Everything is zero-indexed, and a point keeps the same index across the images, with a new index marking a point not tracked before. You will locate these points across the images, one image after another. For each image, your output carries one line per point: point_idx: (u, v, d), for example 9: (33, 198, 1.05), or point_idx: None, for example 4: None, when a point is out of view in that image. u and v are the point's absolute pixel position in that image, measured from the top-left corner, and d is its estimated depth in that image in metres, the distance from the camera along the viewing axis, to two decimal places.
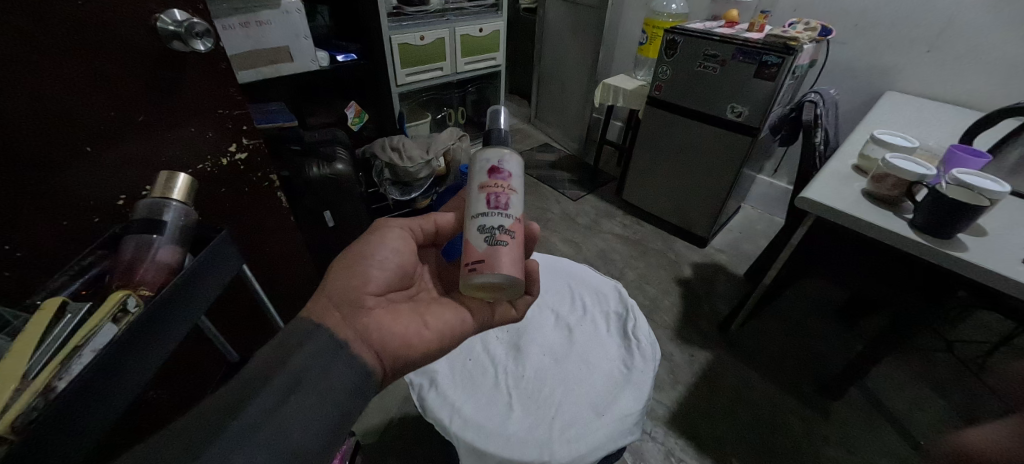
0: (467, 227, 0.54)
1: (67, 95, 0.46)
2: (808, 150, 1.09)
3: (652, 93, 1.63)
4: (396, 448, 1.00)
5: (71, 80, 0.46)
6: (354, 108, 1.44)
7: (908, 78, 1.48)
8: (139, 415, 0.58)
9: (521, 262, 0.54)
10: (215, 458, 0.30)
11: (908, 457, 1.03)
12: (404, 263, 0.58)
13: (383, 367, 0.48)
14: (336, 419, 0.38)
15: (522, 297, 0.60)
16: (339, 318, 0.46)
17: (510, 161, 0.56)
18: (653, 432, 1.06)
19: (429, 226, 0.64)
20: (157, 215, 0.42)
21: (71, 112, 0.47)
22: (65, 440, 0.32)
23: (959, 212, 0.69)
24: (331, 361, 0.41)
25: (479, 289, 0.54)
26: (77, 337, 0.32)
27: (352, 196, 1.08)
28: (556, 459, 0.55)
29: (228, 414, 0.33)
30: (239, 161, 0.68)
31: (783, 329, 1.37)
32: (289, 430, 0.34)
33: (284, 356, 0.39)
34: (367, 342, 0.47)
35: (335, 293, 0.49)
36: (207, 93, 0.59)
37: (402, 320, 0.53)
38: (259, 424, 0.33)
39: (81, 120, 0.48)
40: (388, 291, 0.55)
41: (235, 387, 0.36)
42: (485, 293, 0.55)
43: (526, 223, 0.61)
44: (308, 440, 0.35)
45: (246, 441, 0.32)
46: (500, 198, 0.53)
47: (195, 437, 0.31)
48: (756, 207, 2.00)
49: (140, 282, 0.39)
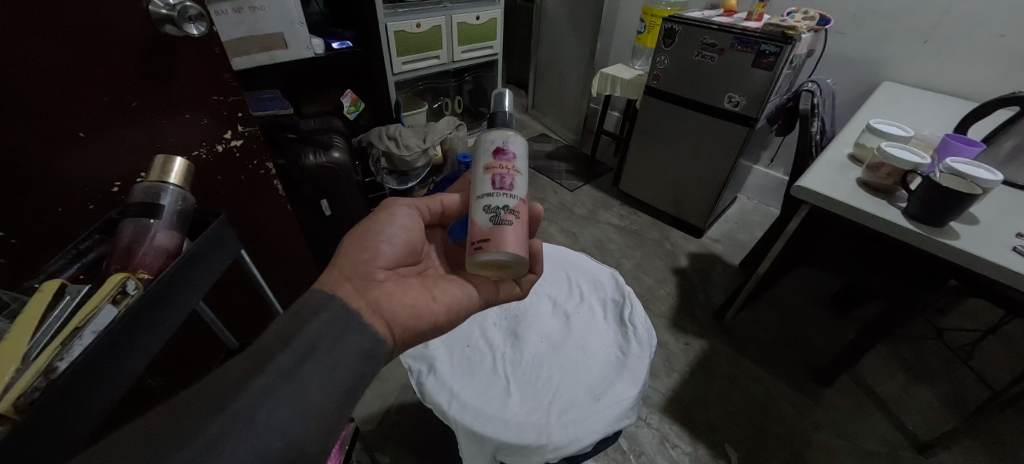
0: (473, 207, 0.54)
1: (58, 80, 0.45)
2: (805, 139, 1.09)
3: (650, 83, 1.63)
4: (396, 434, 1.01)
5: (61, 64, 0.45)
6: (350, 96, 1.43)
7: (905, 69, 1.49)
8: (135, 400, 0.59)
9: (526, 241, 0.54)
10: (239, 415, 0.31)
11: (897, 442, 1.05)
12: (411, 239, 0.58)
13: (394, 338, 0.48)
14: (352, 383, 0.39)
15: (527, 276, 0.62)
16: (351, 289, 0.46)
17: (514, 143, 0.56)
18: (649, 418, 1.08)
19: (436, 206, 0.66)
20: (154, 199, 0.42)
21: (61, 97, 0.46)
22: (68, 420, 0.32)
23: (950, 200, 0.70)
24: (347, 328, 0.41)
25: (486, 265, 0.54)
26: (76, 319, 0.32)
27: (350, 185, 1.07)
28: (553, 442, 0.56)
29: (247, 377, 0.33)
30: (235, 148, 0.67)
31: (777, 318, 1.38)
32: (307, 392, 0.35)
33: (300, 323, 0.39)
34: (378, 313, 0.47)
35: (345, 266, 0.50)
36: (203, 79, 0.58)
37: (411, 292, 0.53)
38: (277, 385, 0.33)
39: (72, 105, 0.47)
40: (397, 266, 0.56)
41: (255, 351, 0.36)
42: (490, 270, 0.55)
43: (531, 203, 0.61)
44: (326, 400, 0.36)
45: (268, 398, 0.32)
46: (505, 179, 0.53)
47: (211, 401, 0.31)
48: (752, 198, 2.01)
49: (139, 265, 0.39)
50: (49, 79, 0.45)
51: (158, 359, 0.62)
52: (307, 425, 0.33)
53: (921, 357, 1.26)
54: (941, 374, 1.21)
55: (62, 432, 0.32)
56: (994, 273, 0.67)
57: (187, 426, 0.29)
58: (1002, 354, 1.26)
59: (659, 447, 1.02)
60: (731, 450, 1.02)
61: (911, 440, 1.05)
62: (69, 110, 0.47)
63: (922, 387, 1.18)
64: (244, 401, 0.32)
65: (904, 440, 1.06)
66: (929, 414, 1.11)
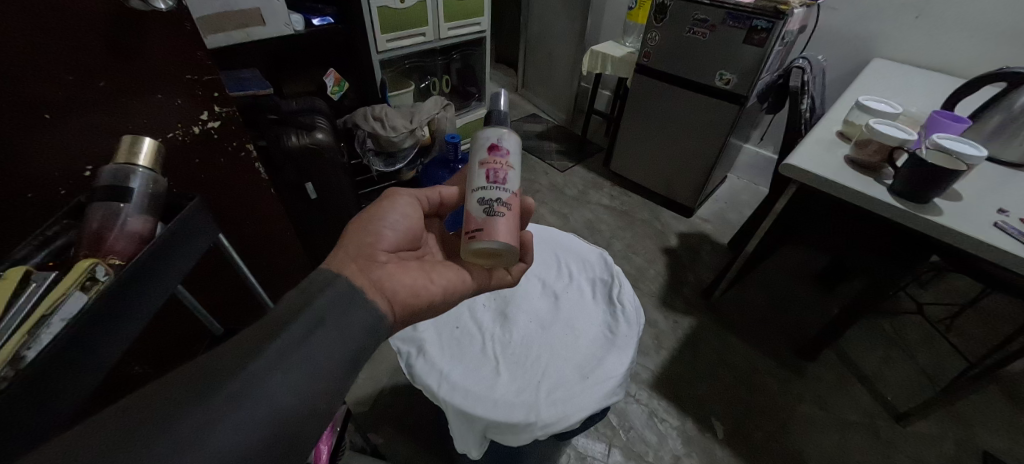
0: (470, 201, 0.52)
1: (19, 61, 0.43)
2: (794, 117, 1.09)
3: (640, 61, 1.60)
4: (389, 416, 1.02)
5: (20, 42, 0.43)
6: (332, 75, 1.37)
7: (896, 45, 1.47)
8: (119, 385, 0.58)
9: (518, 232, 0.53)
10: (251, 379, 0.29)
11: (876, 412, 1.09)
12: (412, 226, 0.57)
13: (395, 316, 0.46)
14: (360, 352, 0.38)
15: (517, 264, 0.62)
16: (355, 269, 0.45)
17: (508, 140, 0.55)
18: (638, 394, 1.11)
19: (435, 196, 0.64)
20: (122, 182, 0.40)
21: (22, 77, 0.44)
22: (35, 413, 0.31)
23: (934, 177, 0.71)
24: (354, 303, 0.40)
25: (484, 253, 0.53)
26: (42, 306, 0.31)
27: (335, 168, 1.05)
28: (542, 420, 0.56)
29: (261, 345, 0.32)
30: (212, 129, 0.65)
31: (764, 295, 1.41)
32: (320, 358, 0.34)
33: (307, 299, 0.38)
34: (380, 289, 0.46)
35: (350, 247, 0.49)
36: (174, 56, 0.56)
37: (411, 272, 0.52)
38: (289, 351, 0.32)
39: (38, 84, 0.45)
40: (398, 250, 0.55)
41: (260, 327, 0.34)
42: (488, 258, 0.54)
43: (523, 197, 0.60)
44: (335, 363, 0.35)
45: (282, 361, 0.31)
46: (498, 173, 0.52)
47: (224, 365, 0.30)
48: (742, 177, 2.02)
49: (109, 251, 0.38)
50: (10, 58, 0.42)
51: (139, 347, 0.61)
52: (319, 393, 0.33)
53: (901, 331, 1.30)
54: (919, 348, 1.25)
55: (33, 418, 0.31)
56: (978, 250, 0.68)
57: (192, 393, 0.28)
58: (978, 327, 1.31)
59: (647, 421, 1.05)
60: (717, 423, 1.05)
61: (889, 411, 1.09)
62: (33, 91, 0.45)
63: (901, 361, 1.21)
64: (260, 362, 0.31)
65: (883, 410, 1.10)
66: (907, 386, 1.15)
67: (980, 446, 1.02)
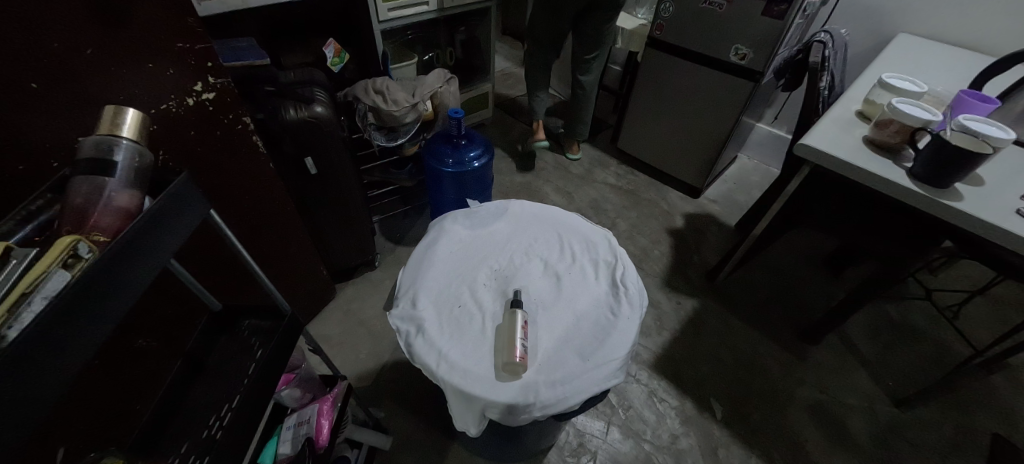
0: (517, 324, 0.63)
1: (19, 30, 0.44)
2: (812, 95, 1.03)
3: (652, 34, 1.53)
4: (391, 390, 1.05)
5: (16, 13, 0.44)
6: (331, 44, 1.31)
7: (925, 19, 1.39)
8: (128, 360, 0.64)
9: None
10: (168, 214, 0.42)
11: (876, 397, 1.09)
12: None
13: None
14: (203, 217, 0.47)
15: None
16: None
17: None
18: (637, 374, 1.12)
19: None
20: (105, 155, 0.37)
21: (21, 54, 0.46)
22: (15, 402, 0.28)
23: (961, 160, 0.67)
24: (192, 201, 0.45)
25: (523, 359, 0.59)
26: (23, 283, 0.29)
27: (334, 141, 1.00)
28: (540, 400, 0.57)
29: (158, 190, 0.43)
30: (207, 101, 0.67)
31: (769, 277, 1.39)
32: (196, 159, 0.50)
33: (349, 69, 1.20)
34: None
35: None
36: (162, 25, 0.58)
37: None
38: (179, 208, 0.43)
39: (37, 56, 0.47)
40: None
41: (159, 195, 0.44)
42: (519, 357, 0.59)
43: None
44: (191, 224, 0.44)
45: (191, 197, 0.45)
46: None
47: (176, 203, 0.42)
48: (752, 158, 1.97)
49: (94, 226, 0.35)
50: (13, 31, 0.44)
51: (143, 323, 0.66)
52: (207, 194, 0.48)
53: (907, 316, 1.29)
54: (924, 334, 1.24)
55: (21, 409, 0.29)
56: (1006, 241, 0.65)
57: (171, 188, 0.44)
58: (984, 314, 1.29)
59: (647, 401, 1.06)
60: (716, 405, 1.06)
61: (890, 396, 1.09)
62: (23, 61, 0.46)
63: (906, 348, 1.20)
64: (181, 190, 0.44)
65: (883, 395, 1.10)
66: (910, 372, 1.14)
67: (978, 432, 1.02)
